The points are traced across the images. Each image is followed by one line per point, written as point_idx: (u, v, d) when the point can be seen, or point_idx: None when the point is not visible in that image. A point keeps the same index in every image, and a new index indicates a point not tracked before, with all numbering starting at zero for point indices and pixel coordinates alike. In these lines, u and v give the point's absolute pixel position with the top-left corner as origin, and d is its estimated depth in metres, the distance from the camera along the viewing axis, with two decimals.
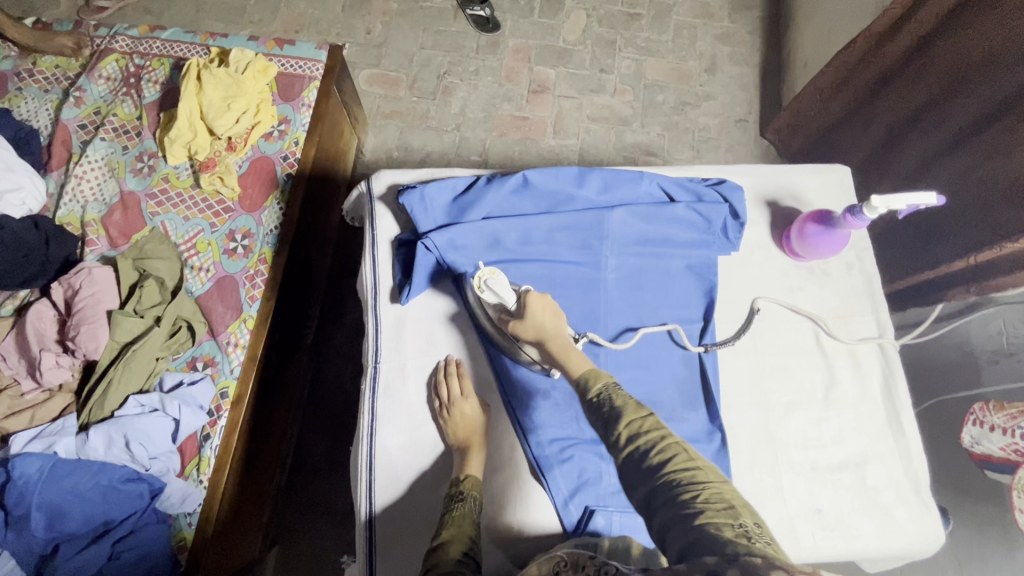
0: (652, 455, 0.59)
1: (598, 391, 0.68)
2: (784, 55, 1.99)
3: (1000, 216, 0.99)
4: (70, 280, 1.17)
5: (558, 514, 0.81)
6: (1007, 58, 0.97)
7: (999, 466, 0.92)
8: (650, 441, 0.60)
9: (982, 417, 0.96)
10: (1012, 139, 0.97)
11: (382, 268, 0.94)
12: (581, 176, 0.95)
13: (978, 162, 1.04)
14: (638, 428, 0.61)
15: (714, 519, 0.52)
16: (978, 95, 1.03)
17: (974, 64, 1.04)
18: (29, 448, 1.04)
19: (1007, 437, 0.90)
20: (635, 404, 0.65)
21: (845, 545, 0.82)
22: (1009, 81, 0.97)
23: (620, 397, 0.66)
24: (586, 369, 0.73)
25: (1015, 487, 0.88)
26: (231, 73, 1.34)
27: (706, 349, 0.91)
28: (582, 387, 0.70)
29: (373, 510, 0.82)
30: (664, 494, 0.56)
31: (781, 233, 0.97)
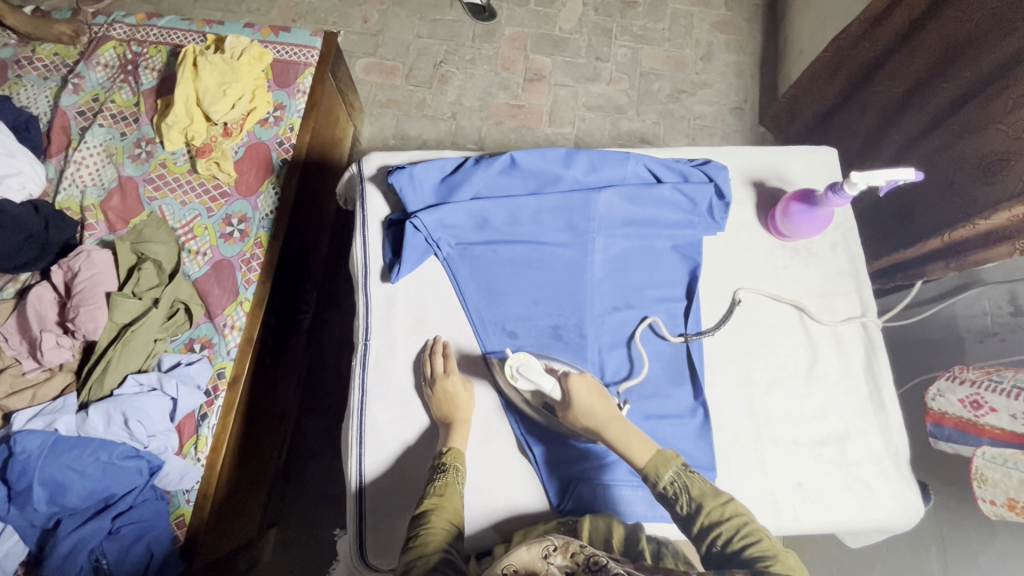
0: (734, 543, 0.65)
1: (672, 478, 0.71)
2: (781, 42, 1.99)
3: (970, 195, 1.01)
4: (70, 263, 1.19)
5: (543, 486, 0.85)
6: (989, 37, 0.96)
7: (947, 431, 0.94)
8: (733, 528, 0.66)
9: (956, 373, 0.96)
10: (982, 119, 0.97)
11: (373, 247, 0.96)
12: (569, 156, 0.96)
13: (952, 140, 1.05)
14: (719, 515, 0.67)
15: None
16: (958, 75, 1.03)
17: (960, 44, 1.03)
18: (30, 426, 1.07)
19: (971, 389, 0.91)
20: (711, 490, 0.70)
21: (825, 517, 0.84)
22: (987, 59, 0.97)
23: (695, 481, 0.70)
24: (651, 456, 0.74)
25: (973, 477, 0.87)
26: (227, 59, 1.35)
27: (686, 339, 0.91)
28: (651, 478, 0.72)
29: (363, 482, 0.85)
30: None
31: (767, 213, 0.99)
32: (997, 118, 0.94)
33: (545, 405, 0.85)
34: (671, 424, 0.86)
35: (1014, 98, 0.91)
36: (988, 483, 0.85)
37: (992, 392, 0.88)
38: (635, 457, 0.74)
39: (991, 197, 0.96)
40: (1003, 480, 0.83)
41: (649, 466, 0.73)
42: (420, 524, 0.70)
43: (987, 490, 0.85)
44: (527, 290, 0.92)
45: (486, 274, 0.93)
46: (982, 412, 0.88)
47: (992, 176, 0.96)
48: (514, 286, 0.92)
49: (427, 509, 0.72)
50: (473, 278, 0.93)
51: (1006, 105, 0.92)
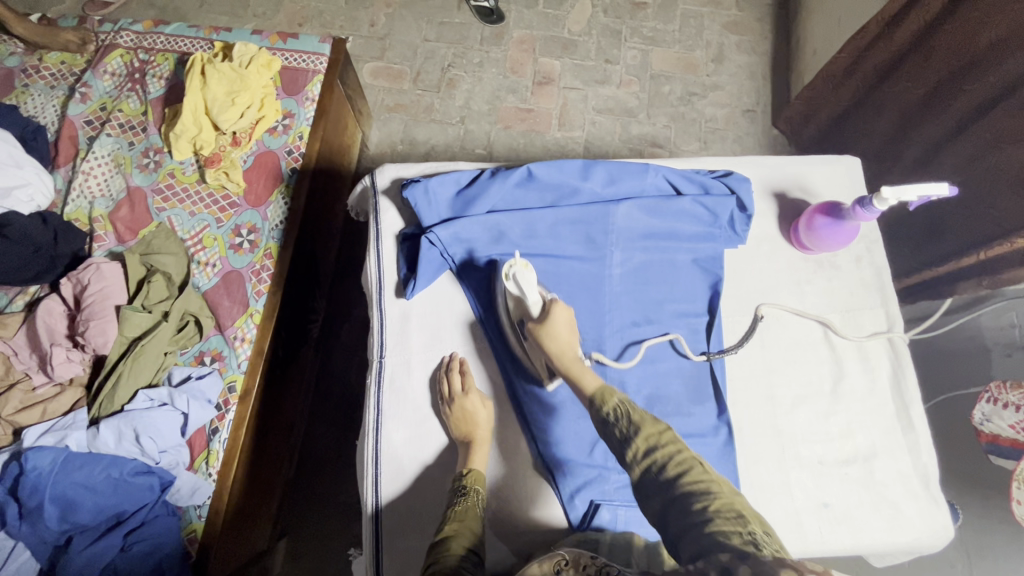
0: (669, 470, 0.59)
1: (613, 406, 0.67)
2: (793, 43, 1.96)
3: (1002, 208, 0.98)
4: (79, 275, 1.18)
5: (564, 508, 0.82)
6: (1012, 41, 0.93)
7: (1006, 450, 0.90)
8: (667, 455, 0.60)
9: (997, 395, 0.91)
10: (1014, 129, 0.94)
11: (387, 262, 0.94)
12: (586, 168, 0.94)
13: (983, 150, 1.01)
14: (655, 441, 0.61)
15: (724, 529, 0.51)
16: (984, 81, 1.00)
17: (982, 48, 1.00)
18: (41, 442, 1.05)
19: (1021, 414, 0.87)
20: (652, 418, 0.64)
21: (853, 539, 0.82)
22: (1015, 63, 0.94)
23: (637, 410, 0.65)
24: (600, 387, 0.72)
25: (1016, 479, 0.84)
26: (235, 67, 1.34)
27: (708, 358, 0.89)
28: (594, 402, 0.68)
29: (379, 501, 0.83)
30: (676, 504, 0.56)
31: (790, 225, 0.96)
32: None
33: (520, 324, 0.85)
34: (695, 444, 0.84)
35: None
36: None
37: None
38: (584, 385, 0.72)
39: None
40: None
41: (595, 395, 0.70)
42: (439, 552, 0.66)
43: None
44: None
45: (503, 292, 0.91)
46: None
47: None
48: None
49: (448, 535, 0.70)
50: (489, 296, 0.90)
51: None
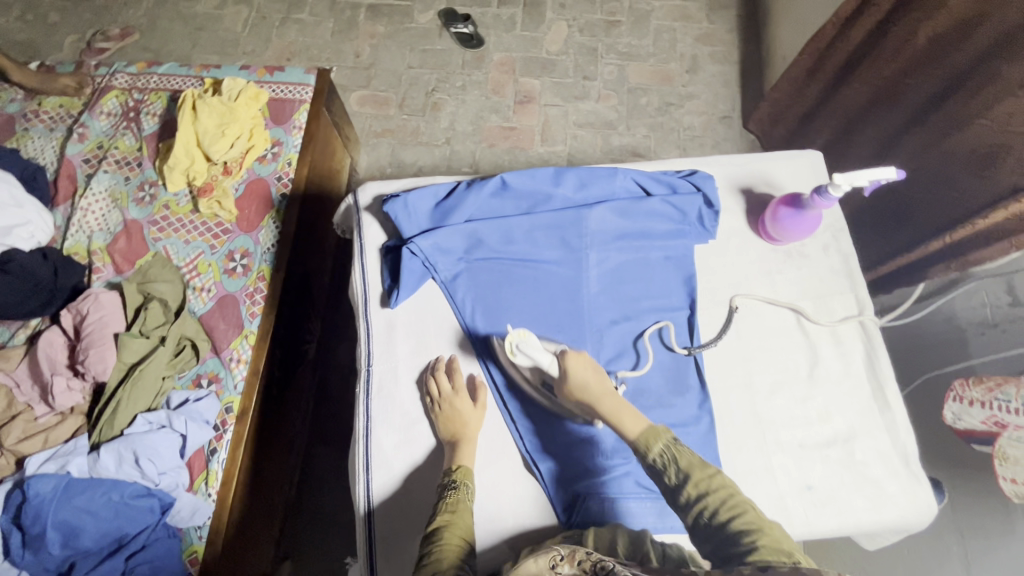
0: (720, 515, 0.64)
1: (660, 450, 0.70)
2: (764, 51, 2.03)
3: (964, 189, 1.03)
4: (78, 306, 1.22)
5: (551, 502, 0.85)
6: (951, 38, 1.00)
7: (983, 441, 0.96)
8: (718, 501, 0.65)
9: (962, 393, 1.01)
10: (965, 117, 1.00)
11: (372, 274, 0.97)
12: (558, 175, 0.98)
13: (936, 138, 1.06)
14: (704, 486, 0.67)
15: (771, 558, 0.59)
16: (929, 76, 1.07)
17: (920, 47, 1.07)
18: (43, 469, 1.08)
19: (987, 410, 0.95)
20: (699, 462, 0.69)
21: (838, 520, 0.83)
22: (955, 59, 1.00)
23: (683, 453, 0.70)
24: (643, 429, 0.73)
25: (996, 456, 0.92)
26: (224, 101, 1.40)
27: (693, 353, 0.92)
28: (640, 448, 0.71)
29: (371, 503, 0.85)
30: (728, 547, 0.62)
31: (757, 219, 1.00)
32: (980, 114, 0.96)
33: (544, 383, 0.87)
34: (678, 434, 0.86)
35: (995, 94, 0.93)
36: (1010, 461, 0.89)
37: (1004, 411, 0.91)
38: (627, 430, 0.73)
39: (990, 189, 0.98)
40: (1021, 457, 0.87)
41: (640, 437, 0.72)
42: (435, 541, 0.71)
43: (1010, 469, 0.89)
44: (526, 319, 0.93)
45: (485, 307, 0.94)
46: (1005, 428, 0.91)
47: (984, 170, 0.98)
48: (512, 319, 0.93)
49: (439, 526, 0.73)
50: (472, 312, 0.94)
51: (987, 100, 0.95)
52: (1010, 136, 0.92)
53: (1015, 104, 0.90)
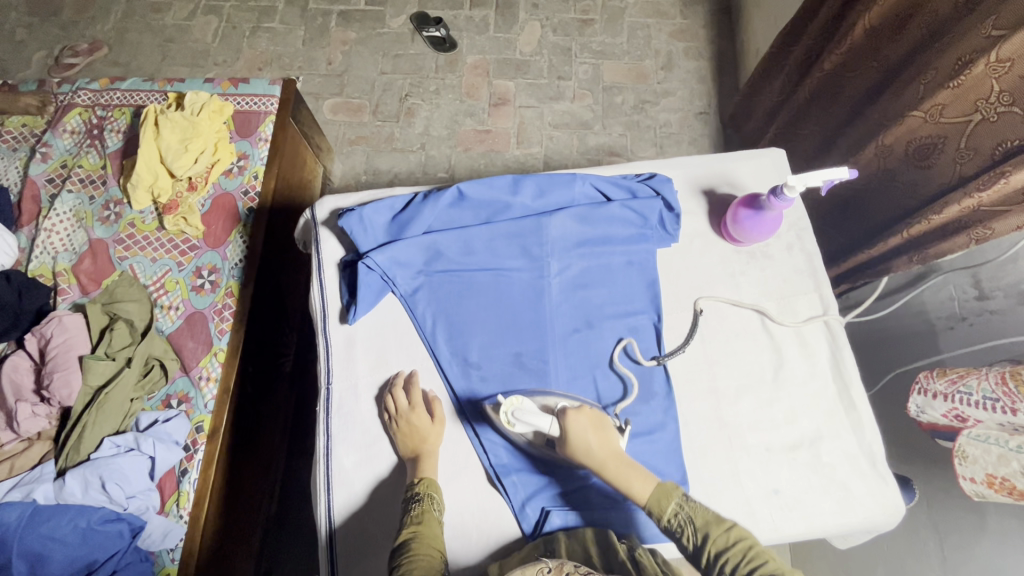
0: (741, 568, 0.65)
1: (673, 510, 0.71)
2: (738, 45, 2.02)
3: (906, 181, 1.02)
4: (42, 329, 1.20)
5: (517, 518, 0.83)
6: (886, 30, 1.02)
7: (947, 434, 0.93)
8: (736, 554, 0.66)
9: (926, 385, 0.92)
10: (900, 109, 0.99)
11: (330, 290, 0.96)
12: (516, 183, 0.97)
13: (876, 129, 1.07)
14: (723, 541, 0.67)
15: None
16: (868, 67, 1.09)
17: (857, 41, 1.08)
18: (8, 497, 1.07)
19: (949, 403, 0.88)
20: (714, 517, 0.70)
21: (804, 523, 0.82)
22: (892, 51, 1.02)
23: (697, 511, 0.71)
24: (652, 492, 0.73)
25: (956, 455, 0.86)
26: (187, 116, 1.38)
27: (660, 362, 0.90)
28: (654, 514, 0.72)
29: (333, 524, 0.84)
30: None
31: (718, 220, 0.99)
32: (913, 106, 0.95)
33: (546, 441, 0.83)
34: (642, 442, 0.85)
35: (924, 85, 0.93)
36: (970, 460, 0.84)
37: (968, 406, 0.85)
38: (637, 494, 0.74)
39: (933, 181, 0.97)
40: (982, 458, 0.82)
41: (651, 501, 0.73)
42: (401, 559, 0.70)
43: (969, 468, 0.84)
44: (489, 330, 0.92)
45: (447, 320, 0.93)
46: (967, 423, 0.86)
47: (925, 161, 0.97)
48: (475, 329, 0.92)
49: (408, 538, 0.72)
50: (434, 325, 0.93)
51: (918, 91, 0.94)
52: (945, 127, 0.91)
53: (947, 96, 0.89)
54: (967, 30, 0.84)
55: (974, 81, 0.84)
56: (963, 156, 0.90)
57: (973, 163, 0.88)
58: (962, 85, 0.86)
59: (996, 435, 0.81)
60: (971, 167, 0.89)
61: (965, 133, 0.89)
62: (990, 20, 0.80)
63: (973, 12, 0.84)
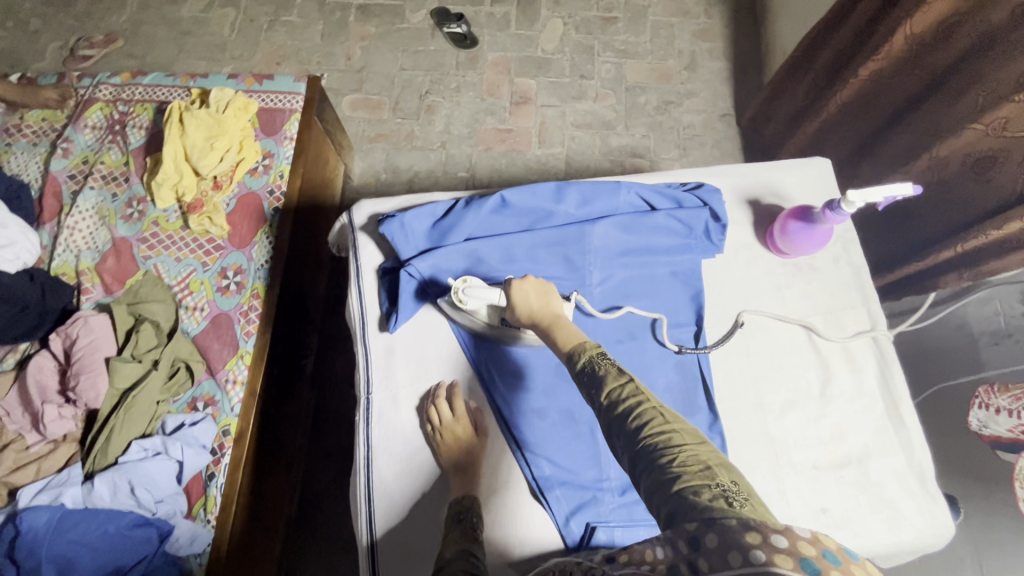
0: (633, 422, 0.58)
1: (585, 360, 0.67)
2: (763, 46, 1.99)
3: (962, 194, 1.00)
4: (68, 330, 1.18)
5: (560, 532, 0.81)
6: (931, 39, 0.99)
7: (1008, 447, 0.92)
8: (629, 408, 0.59)
9: (987, 400, 0.97)
10: (959, 120, 0.98)
11: (369, 297, 0.94)
12: (559, 191, 0.95)
13: (927, 140, 1.06)
14: (618, 396, 0.61)
15: (691, 483, 0.52)
16: (913, 74, 1.06)
17: (902, 49, 1.05)
18: (36, 501, 1.05)
19: (1014, 418, 0.91)
20: (617, 371, 0.64)
21: (854, 543, 0.81)
22: (942, 58, 0.99)
23: (602, 364, 0.65)
24: (575, 341, 0.72)
25: (1019, 478, 0.89)
26: (212, 113, 1.36)
27: (683, 352, 0.90)
28: (572, 359, 0.69)
29: (374, 537, 0.82)
30: (645, 460, 0.56)
31: (765, 231, 0.97)
32: (972, 118, 0.94)
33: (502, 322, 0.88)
34: None
35: (983, 96, 0.92)
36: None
37: None
38: (564, 343, 0.72)
39: (990, 196, 0.95)
40: None
41: (572, 350, 0.70)
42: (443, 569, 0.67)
43: None
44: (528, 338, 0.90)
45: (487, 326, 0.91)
46: None
47: (983, 175, 0.95)
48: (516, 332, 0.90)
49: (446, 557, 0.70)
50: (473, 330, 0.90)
51: (977, 102, 0.93)
52: (1007, 140, 0.90)
53: (1011, 109, 0.87)
54: None
55: None
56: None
57: None
58: None
59: None
60: None
61: None
62: None
63: None
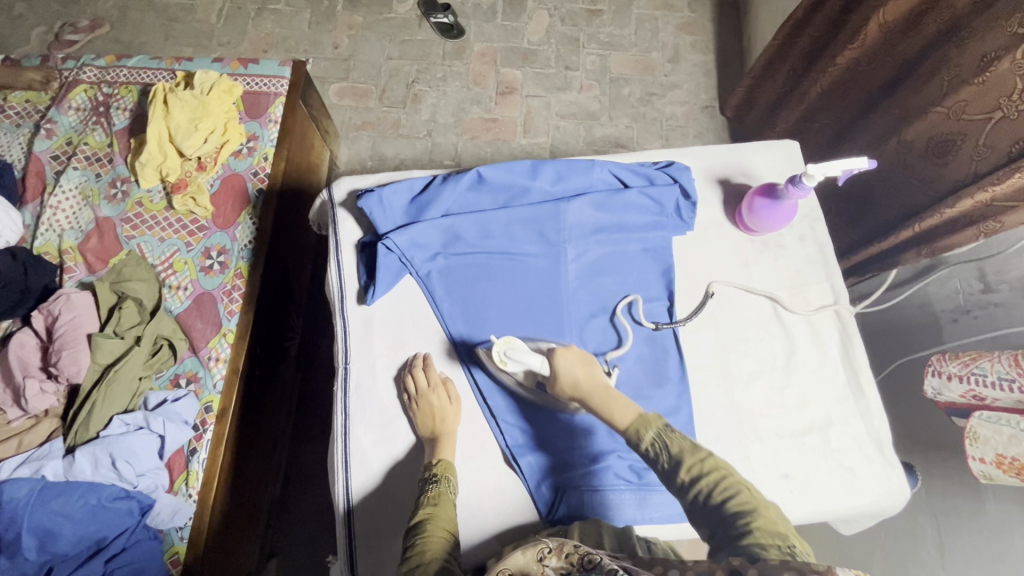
0: (714, 496, 0.65)
1: (652, 438, 0.72)
2: (744, 40, 2.03)
3: (923, 176, 1.04)
4: (50, 307, 1.19)
5: (531, 496, 0.85)
6: (901, 26, 1.03)
7: (963, 412, 0.94)
8: (710, 483, 0.66)
9: (940, 367, 0.97)
10: (924, 105, 1.01)
11: (348, 271, 0.96)
12: (535, 168, 0.97)
13: (895, 125, 1.09)
14: (698, 471, 0.67)
15: (761, 540, 0.59)
16: (883, 62, 1.10)
17: (874, 37, 1.09)
18: (17, 474, 1.07)
19: (965, 384, 0.92)
20: (691, 447, 0.69)
21: (813, 506, 0.84)
22: (910, 46, 1.02)
23: (674, 440, 0.71)
24: (633, 419, 0.74)
25: (966, 436, 0.89)
26: (197, 95, 1.36)
27: (663, 328, 0.92)
28: (633, 438, 0.73)
29: (351, 503, 0.84)
30: (724, 527, 0.62)
31: (733, 209, 1.00)
32: (936, 102, 0.98)
33: (539, 386, 0.86)
34: None
35: (946, 81, 0.95)
36: (980, 442, 0.87)
37: (983, 386, 0.88)
38: (618, 419, 0.75)
39: (948, 177, 0.99)
40: (993, 438, 0.85)
41: (631, 427, 0.74)
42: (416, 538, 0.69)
43: (979, 449, 0.87)
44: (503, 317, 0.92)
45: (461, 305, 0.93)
46: (984, 404, 0.88)
47: (942, 157, 0.99)
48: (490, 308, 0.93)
49: (421, 520, 0.72)
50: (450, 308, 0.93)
51: (940, 87, 0.97)
52: (965, 124, 0.94)
53: (971, 92, 0.91)
54: (988, 28, 0.86)
55: (998, 78, 0.86)
56: (979, 154, 0.92)
57: (989, 160, 0.90)
58: (987, 82, 0.88)
59: (1007, 418, 0.84)
60: (987, 163, 0.91)
61: (983, 131, 0.91)
62: (1015, 18, 0.82)
63: (990, 9, 0.86)
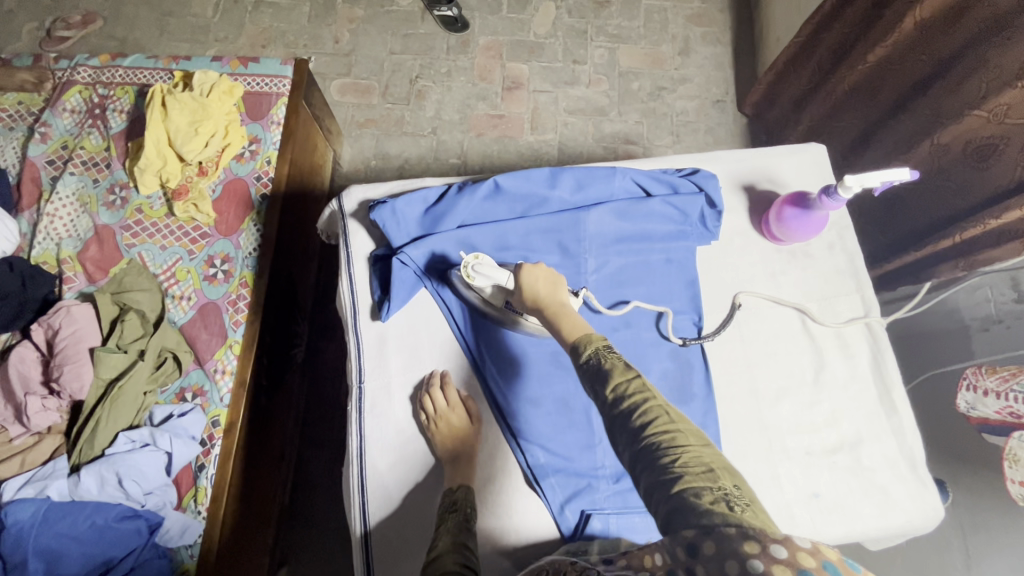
0: (637, 418, 0.57)
1: (591, 354, 0.65)
2: (756, 30, 1.97)
3: (960, 180, 1.01)
4: (50, 320, 1.15)
5: (555, 520, 0.81)
6: (937, 23, 0.98)
7: (997, 430, 0.92)
8: (634, 404, 0.58)
9: (976, 382, 0.97)
10: (961, 107, 0.97)
11: (360, 285, 0.93)
12: (554, 176, 0.93)
13: (929, 126, 1.06)
14: (623, 391, 0.59)
15: (693, 485, 0.51)
16: (916, 59, 1.05)
17: (909, 32, 1.03)
18: (20, 494, 1.03)
19: (1001, 400, 0.90)
20: (625, 366, 0.62)
21: (845, 528, 0.81)
22: (947, 43, 0.98)
23: (609, 358, 0.63)
24: (579, 334, 0.69)
25: (1006, 458, 0.89)
26: (196, 97, 1.32)
27: (685, 342, 0.89)
28: (574, 350, 0.67)
29: (367, 527, 0.82)
30: (646, 455, 0.55)
31: (760, 217, 0.97)
32: (974, 105, 0.94)
33: (506, 304, 0.85)
34: None
35: (986, 83, 0.91)
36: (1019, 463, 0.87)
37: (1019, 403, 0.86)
38: (566, 333, 0.70)
39: (987, 183, 0.96)
40: None
41: (575, 342, 0.68)
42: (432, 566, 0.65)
43: (1018, 471, 0.87)
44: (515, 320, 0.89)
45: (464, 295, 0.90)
46: (1020, 424, 0.87)
47: (982, 162, 0.95)
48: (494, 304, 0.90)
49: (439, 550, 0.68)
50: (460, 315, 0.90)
51: (980, 88, 0.93)
52: (1007, 128, 0.90)
53: (1014, 96, 0.86)
54: None
55: None
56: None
57: None
58: None
59: None
60: None
61: None
62: None
63: None
